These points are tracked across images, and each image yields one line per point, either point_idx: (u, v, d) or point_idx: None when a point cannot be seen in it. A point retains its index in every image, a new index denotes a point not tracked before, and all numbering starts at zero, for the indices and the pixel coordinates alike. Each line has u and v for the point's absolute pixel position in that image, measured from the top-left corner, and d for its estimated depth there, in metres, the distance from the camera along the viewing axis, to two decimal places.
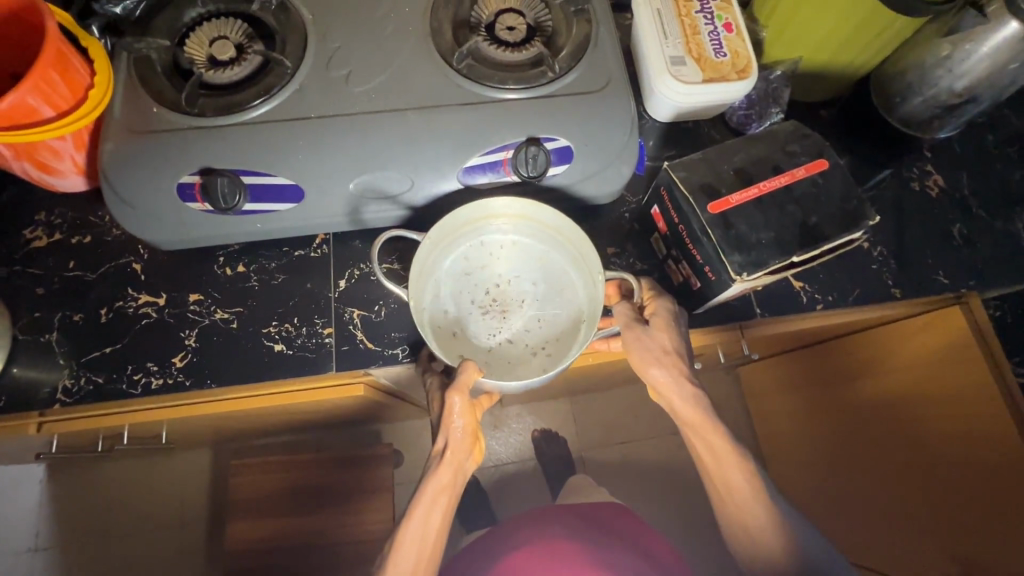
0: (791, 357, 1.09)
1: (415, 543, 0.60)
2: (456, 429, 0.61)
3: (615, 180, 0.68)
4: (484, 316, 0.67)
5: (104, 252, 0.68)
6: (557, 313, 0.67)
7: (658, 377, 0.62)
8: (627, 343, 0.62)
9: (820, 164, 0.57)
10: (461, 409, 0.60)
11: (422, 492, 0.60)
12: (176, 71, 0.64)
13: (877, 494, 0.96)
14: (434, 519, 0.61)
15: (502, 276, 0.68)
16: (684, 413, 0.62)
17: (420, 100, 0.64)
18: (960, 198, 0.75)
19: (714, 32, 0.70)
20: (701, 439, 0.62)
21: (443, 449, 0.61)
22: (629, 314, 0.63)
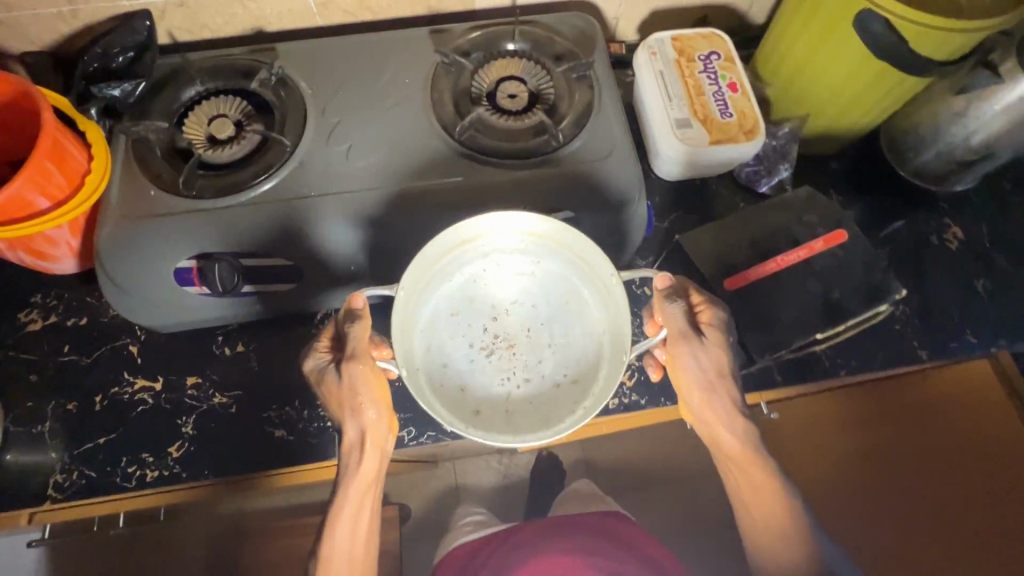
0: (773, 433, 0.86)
1: (349, 526, 0.56)
2: (370, 411, 0.55)
3: (621, 246, 0.67)
4: (489, 359, 0.59)
5: (101, 335, 0.66)
6: (571, 333, 0.59)
7: (698, 400, 0.53)
8: (675, 356, 0.51)
9: (839, 235, 0.55)
10: (365, 380, 0.54)
11: (347, 483, 0.56)
12: (175, 152, 0.63)
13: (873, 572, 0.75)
14: (366, 506, 0.57)
15: (497, 305, 0.60)
16: (723, 443, 0.54)
17: (421, 173, 0.63)
18: (981, 251, 0.73)
19: (719, 92, 0.69)
20: (737, 464, 0.54)
21: (360, 440, 0.57)
22: (682, 316, 0.50)
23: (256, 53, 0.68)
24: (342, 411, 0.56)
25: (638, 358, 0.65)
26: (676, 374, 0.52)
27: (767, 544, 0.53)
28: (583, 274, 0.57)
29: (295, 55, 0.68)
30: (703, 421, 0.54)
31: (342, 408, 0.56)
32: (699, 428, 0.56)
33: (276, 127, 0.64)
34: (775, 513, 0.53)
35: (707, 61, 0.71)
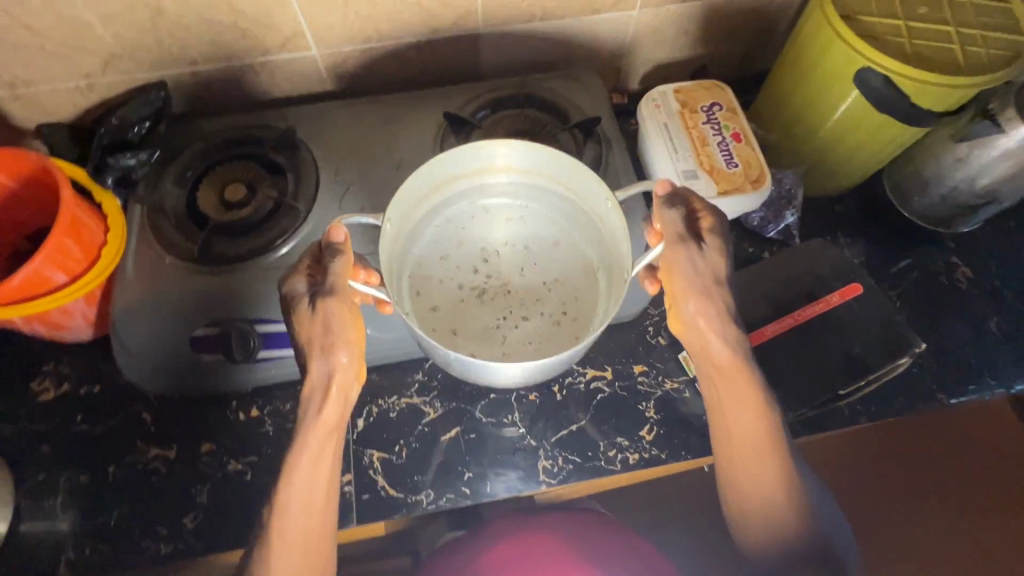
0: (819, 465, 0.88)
1: (310, 466, 0.52)
2: (343, 354, 0.52)
3: (639, 300, 0.66)
4: (480, 301, 0.60)
5: (114, 402, 0.65)
6: (565, 270, 0.62)
7: (694, 310, 0.50)
8: (672, 261, 0.50)
9: (853, 289, 0.55)
10: (340, 320, 0.51)
11: (305, 431, 0.52)
12: (189, 220, 0.64)
13: None
14: (325, 456, 0.53)
15: (488, 248, 0.62)
16: (712, 354, 0.52)
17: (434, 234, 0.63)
18: (991, 289, 0.73)
19: (724, 143, 0.70)
20: (721, 378, 0.52)
21: (327, 385, 0.52)
22: (679, 223, 0.50)
23: (270, 118, 0.70)
24: (310, 351, 0.52)
25: (656, 412, 0.65)
26: (673, 284, 0.50)
27: (749, 475, 0.51)
28: (577, 207, 0.60)
29: (306, 119, 0.70)
30: (694, 332, 0.52)
31: (309, 346, 0.52)
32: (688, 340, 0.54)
33: (290, 190, 0.65)
34: (758, 432, 0.51)
35: (710, 112, 0.72)
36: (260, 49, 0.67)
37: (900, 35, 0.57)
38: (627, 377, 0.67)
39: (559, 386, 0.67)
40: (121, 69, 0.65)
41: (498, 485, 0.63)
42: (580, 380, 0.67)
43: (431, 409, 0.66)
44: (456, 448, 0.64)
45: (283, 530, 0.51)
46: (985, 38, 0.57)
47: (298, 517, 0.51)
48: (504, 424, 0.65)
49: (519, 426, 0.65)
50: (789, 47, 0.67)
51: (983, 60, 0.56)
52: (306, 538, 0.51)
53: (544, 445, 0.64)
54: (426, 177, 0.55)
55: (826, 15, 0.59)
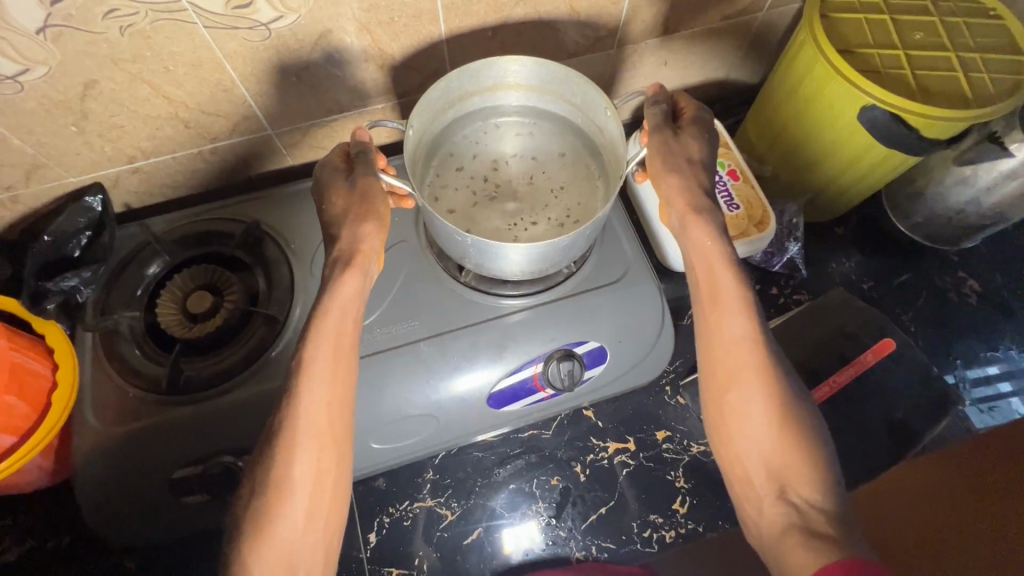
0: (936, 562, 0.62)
1: (330, 355, 0.46)
2: (372, 223, 0.49)
3: (651, 364, 0.62)
4: (491, 208, 0.57)
5: (89, 553, 0.58)
6: (570, 181, 0.59)
7: (674, 186, 0.52)
8: (662, 138, 0.52)
9: (887, 345, 0.56)
10: (376, 197, 0.50)
11: (331, 299, 0.48)
12: (152, 342, 0.57)
13: None
14: (348, 334, 0.48)
15: (498, 161, 0.60)
16: (692, 234, 0.51)
17: (430, 326, 0.57)
18: (1000, 300, 0.71)
19: (721, 183, 0.67)
20: (702, 259, 0.51)
21: (354, 252, 0.49)
22: (660, 117, 0.53)
23: (230, 209, 0.63)
24: (345, 217, 0.50)
25: (686, 482, 0.61)
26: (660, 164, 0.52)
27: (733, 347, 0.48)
28: (582, 122, 0.58)
29: (270, 206, 0.63)
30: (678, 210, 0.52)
31: (346, 211, 0.50)
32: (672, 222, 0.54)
33: (263, 294, 0.59)
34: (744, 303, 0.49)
35: None
36: (208, 136, 0.59)
37: (902, 67, 0.54)
38: (652, 447, 0.63)
39: (581, 465, 0.63)
40: (48, 177, 0.57)
41: None
42: (603, 457, 0.63)
43: (448, 511, 0.60)
44: (480, 552, 0.59)
45: (301, 424, 0.44)
46: (986, 61, 0.54)
47: (314, 414, 0.44)
48: (529, 517, 0.60)
49: (545, 516, 0.60)
50: (782, 77, 0.63)
51: (990, 86, 0.53)
52: (312, 434, 0.44)
53: (575, 535, 0.60)
54: (444, 90, 0.53)
55: (821, 51, 0.55)
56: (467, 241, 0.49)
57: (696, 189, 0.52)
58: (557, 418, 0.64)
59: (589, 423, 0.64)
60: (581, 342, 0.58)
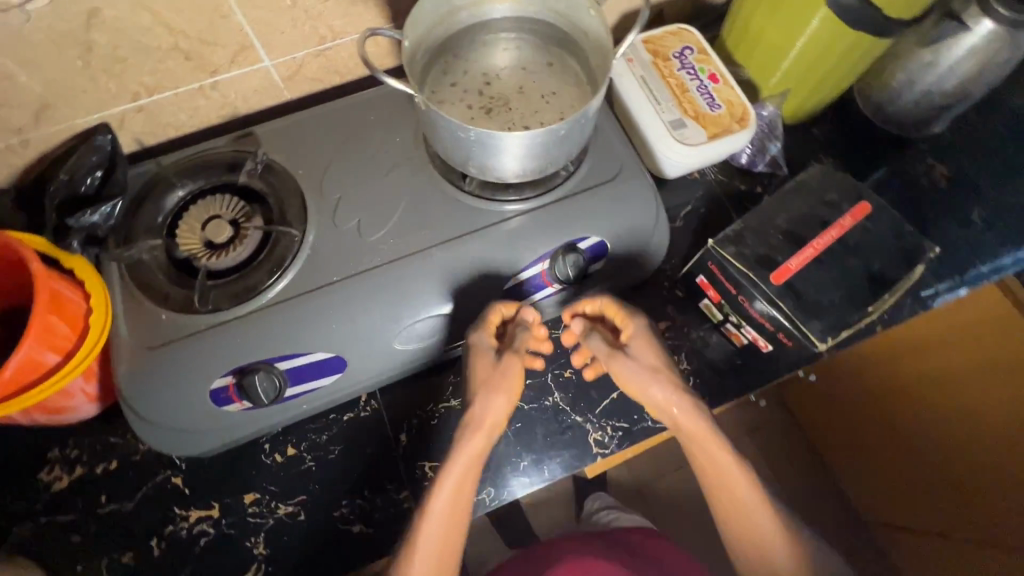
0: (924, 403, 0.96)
1: (440, 518, 0.55)
2: (501, 397, 0.58)
3: (649, 259, 0.67)
4: (488, 116, 0.60)
5: (139, 474, 0.61)
6: (559, 87, 0.62)
7: (656, 397, 0.58)
8: (613, 370, 0.60)
9: (864, 208, 0.57)
10: (512, 373, 0.59)
11: (455, 456, 0.56)
12: (175, 268, 0.59)
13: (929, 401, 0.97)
14: (461, 493, 0.56)
15: (490, 74, 0.62)
16: (685, 424, 0.58)
17: (441, 234, 0.61)
18: (968, 182, 0.76)
19: (702, 86, 0.70)
20: (696, 443, 0.58)
21: (472, 419, 0.58)
22: (601, 344, 0.61)
23: (237, 142, 0.65)
24: (480, 388, 0.58)
25: (687, 363, 0.67)
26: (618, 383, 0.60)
27: (739, 512, 0.57)
28: (565, 28, 0.61)
29: (275, 138, 0.65)
30: (657, 408, 0.58)
31: (484, 382, 0.58)
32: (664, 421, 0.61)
33: (278, 218, 0.61)
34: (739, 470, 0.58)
35: (683, 57, 0.72)
36: (209, 70, 0.61)
37: None
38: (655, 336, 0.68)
39: None
40: (58, 118, 0.59)
41: (555, 469, 0.63)
42: None
43: None
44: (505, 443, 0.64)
45: None
46: None
47: None
48: (547, 407, 0.65)
49: (562, 405, 0.65)
50: None
51: None
52: None
53: (589, 418, 0.65)
54: (436, 5, 0.56)
55: None
56: (472, 136, 0.52)
57: (680, 387, 0.58)
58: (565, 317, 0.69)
59: None
60: (583, 238, 0.62)
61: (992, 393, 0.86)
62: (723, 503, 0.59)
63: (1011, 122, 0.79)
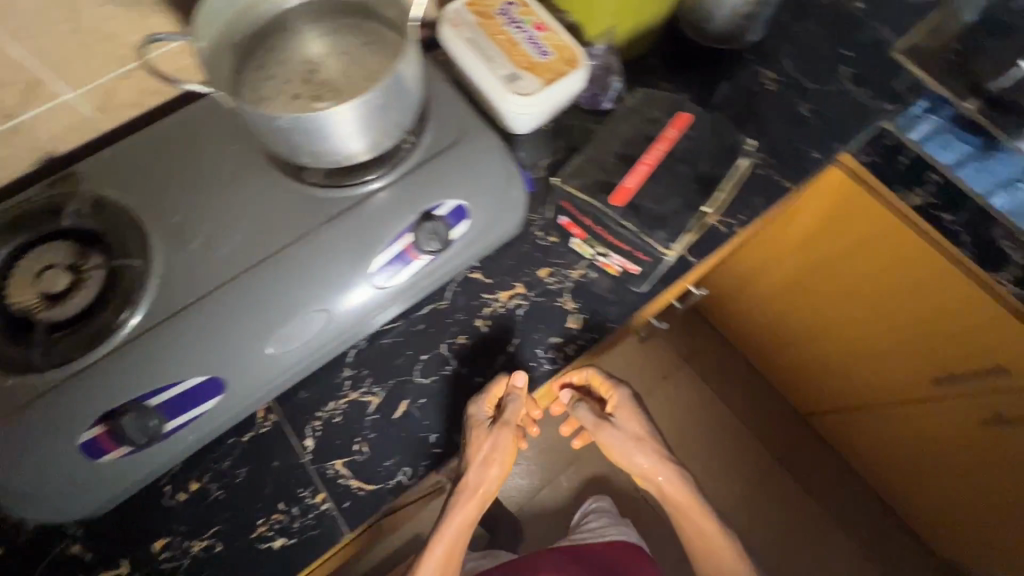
0: (832, 279, 1.06)
1: (445, 541, 0.73)
2: (497, 467, 0.69)
3: (515, 212, 0.67)
4: (314, 103, 0.58)
5: (32, 553, 0.58)
6: (380, 57, 0.60)
7: (641, 458, 0.83)
8: (600, 435, 0.83)
9: (683, 117, 0.60)
10: (504, 443, 0.67)
11: (455, 512, 0.72)
12: (12, 329, 0.55)
13: (833, 279, 1.06)
14: (462, 524, 0.73)
15: (310, 63, 0.60)
16: (661, 475, 0.85)
17: (296, 231, 0.60)
18: (792, 81, 0.82)
19: (529, 37, 0.72)
20: (681, 507, 0.86)
21: (476, 486, 0.70)
22: (591, 416, 0.84)
23: (57, 186, 0.61)
24: (479, 461, 0.68)
25: (573, 302, 0.69)
26: (606, 447, 0.84)
27: (707, 536, 0.86)
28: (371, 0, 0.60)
29: (99, 172, 0.61)
30: (642, 473, 0.85)
31: (485, 455, 0.67)
32: (652, 487, 0.88)
33: (118, 254, 0.58)
34: (705, 520, 0.85)
35: (507, 13, 0.73)
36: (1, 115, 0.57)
37: None
38: (538, 284, 0.70)
39: (481, 319, 0.68)
40: None
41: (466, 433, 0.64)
42: (499, 306, 0.69)
43: (373, 397, 0.64)
44: (412, 422, 0.64)
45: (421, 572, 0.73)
46: None
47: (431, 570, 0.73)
48: (447, 376, 0.66)
49: (462, 370, 0.66)
50: None
51: None
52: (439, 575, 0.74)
53: (489, 377, 0.66)
54: (226, 1, 0.55)
55: None
56: (288, 123, 0.51)
57: (647, 441, 0.84)
58: (449, 286, 0.69)
59: (479, 284, 0.70)
60: (439, 204, 0.62)
61: (877, 257, 0.95)
62: (687, 528, 0.87)
63: (819, 21, 0.86)
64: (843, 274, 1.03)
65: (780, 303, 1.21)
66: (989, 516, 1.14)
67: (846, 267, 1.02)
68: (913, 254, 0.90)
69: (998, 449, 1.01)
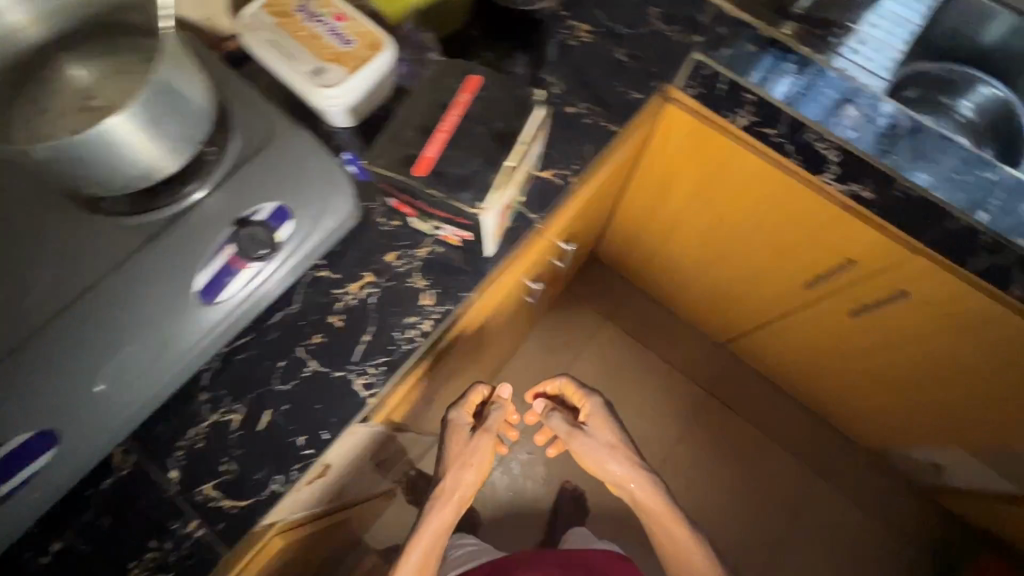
0: (707, 205, 1.11)
1: (423, 542, 0.89)
2: (471, 471, 0.91)
3: (344, 200, 0.67)
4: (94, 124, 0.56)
5: None
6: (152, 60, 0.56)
7: (620, 472, 0.94)
8: (574, 443, 0.95)
9: (473, 80, 0.61)
10: (481, 447, 0.91)
11: (431, 518, 0.90)
12: None
13: (705, 205, 1.11)
14: (438, 529, 0.90)
15: (84, 87, 0.57)
16: (651, 502, 0.95)
17: (108, 264, 0.58)
18: (607, 30, 0.86)
19: (331, 28, 0.72)
20: (671, 534, 0.94)
21: (450, 489, 0.90)
22: (565, 424, 0.96)
23: None
24: (454, 461, 0.91)
25: (425, 278, 0.70)
26: (580, 453, 0.95)
27: (696, 560, 0.92)
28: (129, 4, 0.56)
29: None
30: (617, 481, 0.95)
31: (457, 455, 0.91)
32: (626, 495, 0.98)
33: None
34: (689, 544, 0.93)
35: (305, 8, 0.73)
36: None
37: None
38: (387, 269, 0.70)
39: (335, 314, 0.68)
40: None
41: (334, 428, 0.64)
42: (351, 298, 0.69)
43: (234, 415, 0.63)
44: (278, 430, 0.63)
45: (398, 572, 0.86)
46: None
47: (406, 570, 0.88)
48: (307, 377, 0.65)
49: (322, 368, 0.66)
50: None
51: None
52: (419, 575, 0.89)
53: (350, 368, 0.66)
54: None
55: None
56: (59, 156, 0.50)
57: (636, 467, 0.95)
58: (297, 289, 0.69)
59: (328, 281, 0.69)
60: (257, 208, 0.62)
61: (733, 179, 0.99)
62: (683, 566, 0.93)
63: None
64: (712, 199, 1.08)
65: (674, 236, 1.26)
66: (886, 396, 1.24)
67: (712, 193, 1.07)
68: (756, 172, 0.94)
69: (883, 335, 1.07)
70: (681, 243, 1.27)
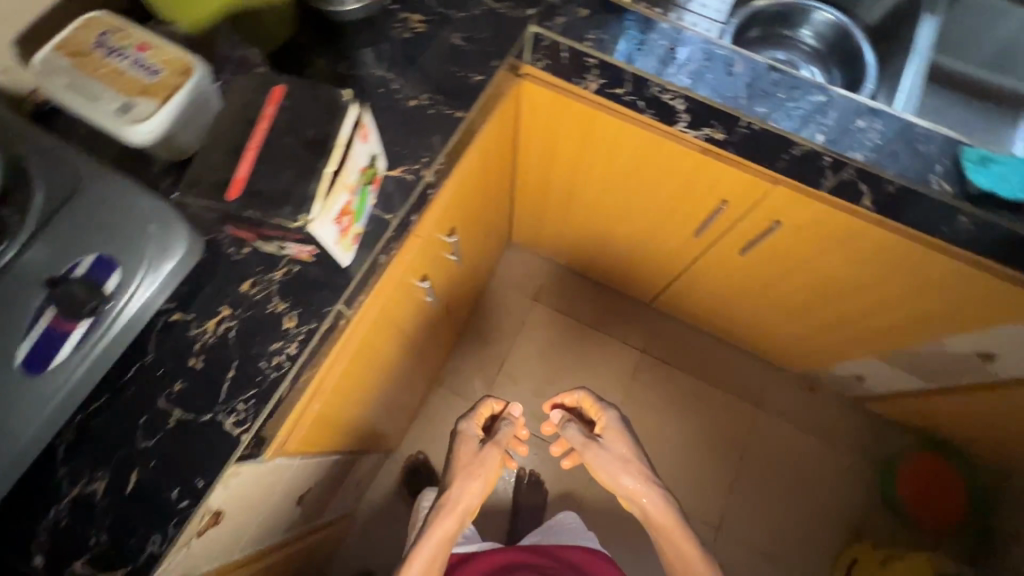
0: (590, 176, 1.12)
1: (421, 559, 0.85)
2: (477, 481, 0.89)
3: (171, 235, 0.61)
4: None
5: None
6: None
7: (630, 482, 0.89)
8: (589, 455, 0.92)
9: (277, 93, 0.60)
10: (491, 459, 0.91)
11: (432, 531, 0.87)
12: None
13: (588, 176, 1.13)
14: (437, 543, 0.87)
15: None
16: (655, 504, 0.88)
17: None
18: (438, 17, 0.85)
19: (133, 60, 0.67)
20: (672, 538, 0.87)
21: (456, 501, 0.89)
22: (580, 435, 0.94)
23: None
24: (461, 469, 0.90)
25: (285, 301, 0.67)
26: (594, 467, 0.92)
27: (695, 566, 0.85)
28: None
29: None
30: (629, 496, 0.90)
31: (466, 464, 0.90)
32: (638, 511, 0.92)
33: None
34: (690, 548, 0.86)
35: (103, 43, 0.68)
36: None
37: None
38: (244, 300, 0.67)
39: (194, 357, 0.65)
40: None
41: (210, 474, 0.61)
42: (209, 336, 0.66)
43: (98, 483, 0.60)
44: (148, 489, 0.60)
45: None
46: None
47: None
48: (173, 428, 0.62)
49: (187, 415, 0.63)
50: None
51: None
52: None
53: (218, 410, 0.63)
54: None
55: None
56: None
57: (647, 477, 0.90)
58: (149, 339, 0.65)
59: (182, 324, 0.66)
60: (73, 265, 0.58)
61: (602, 146, 1.01)
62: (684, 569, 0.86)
63: None
64: (591, 169, 1.10)
65: (572, 210, 1.28)
66: (800, 324, 1.30)
67: (589, 163, 1.08)
68: (618, 134, 0.96)
69: (786, 267, 1.11)
70: (580, 216, 1.29)
